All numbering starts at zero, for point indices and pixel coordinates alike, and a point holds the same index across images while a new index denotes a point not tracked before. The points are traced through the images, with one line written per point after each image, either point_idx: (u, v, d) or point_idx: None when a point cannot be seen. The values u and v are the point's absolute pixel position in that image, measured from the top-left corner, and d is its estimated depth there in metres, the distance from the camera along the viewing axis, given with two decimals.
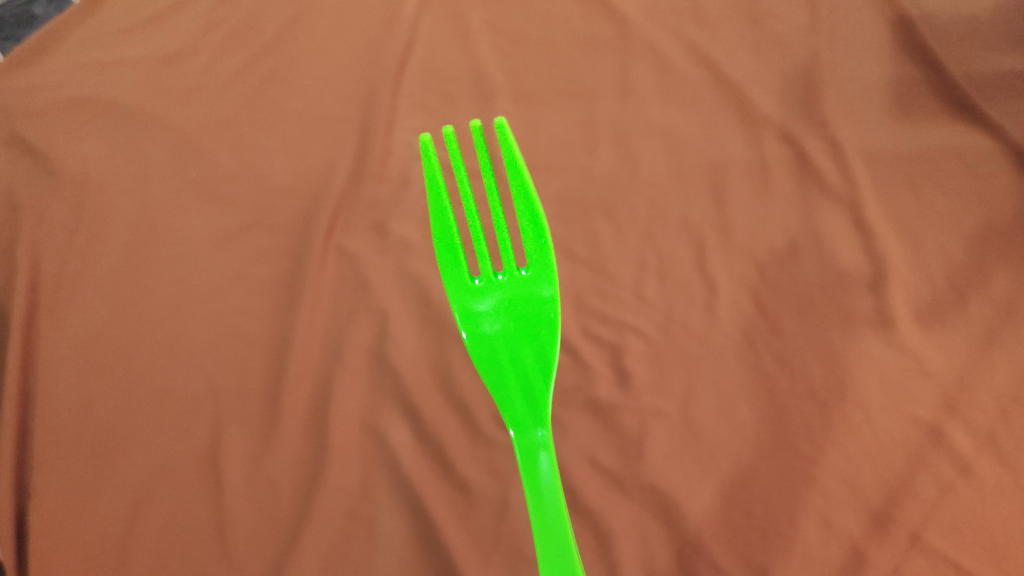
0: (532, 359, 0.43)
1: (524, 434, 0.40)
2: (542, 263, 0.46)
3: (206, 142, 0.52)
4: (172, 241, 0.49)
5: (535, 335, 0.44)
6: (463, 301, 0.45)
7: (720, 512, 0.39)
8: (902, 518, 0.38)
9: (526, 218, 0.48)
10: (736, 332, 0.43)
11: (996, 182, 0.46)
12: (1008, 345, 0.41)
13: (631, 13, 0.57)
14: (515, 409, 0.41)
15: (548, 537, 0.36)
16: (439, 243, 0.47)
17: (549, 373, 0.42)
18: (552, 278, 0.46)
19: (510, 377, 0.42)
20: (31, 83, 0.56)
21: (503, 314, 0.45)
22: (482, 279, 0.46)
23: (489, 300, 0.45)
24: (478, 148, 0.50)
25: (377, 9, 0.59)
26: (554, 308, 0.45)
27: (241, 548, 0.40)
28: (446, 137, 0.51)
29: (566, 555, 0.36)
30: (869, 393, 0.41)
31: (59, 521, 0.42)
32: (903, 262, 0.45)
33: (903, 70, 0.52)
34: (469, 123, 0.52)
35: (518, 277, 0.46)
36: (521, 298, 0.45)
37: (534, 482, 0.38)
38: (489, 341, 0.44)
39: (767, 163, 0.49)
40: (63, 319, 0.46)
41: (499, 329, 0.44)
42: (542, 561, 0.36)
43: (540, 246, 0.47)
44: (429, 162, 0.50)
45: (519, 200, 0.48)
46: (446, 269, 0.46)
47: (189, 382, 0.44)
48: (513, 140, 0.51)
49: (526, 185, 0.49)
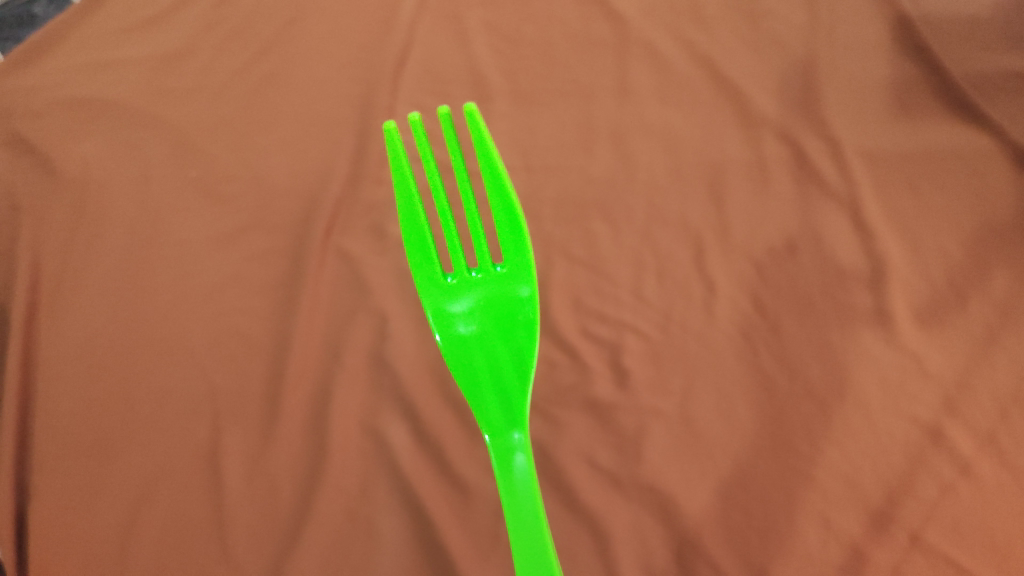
0: (508, 359, 0.43)
1: (499, 437, 0.40)
2: (519, 261, 0.46)
3: (206, 143, 0.53)
4: (171, 241, 0.49)
5: (512, 336, 0.44)
6: (438, 301, 0.45)
7: (719, 512, 0.39)
8: (902, 519, 0.38)
9: (503, 214, 0.48)
10: (735, 331, 0.43)
11: (995, 182, 0.46)
12: (1008, 344, 0.41)
13: (630, 13, 0.56)
14: (489, 413, 0.41)
15: (524, 542, 0.37)
16: (410, 242, 0.47)
17: (526, 374, 0.42)
18: (530, 277, 0.46)
19: (485, 378, 0.42)
20: (32, 83, 0.56)
21: (479, 314, 0.45)
22: (456, 277, 0.46)
23: (465, 300, 0.45)
24: (448, 141, 0.51)
25: (377, 9, 0.59)
26: (532, 308, 0.45)
27: (239, 547, 0.40)
28: (414, 127, 0.51)
29: (542, 557, 0.36)
30: (869, 393, 0.41)
31: (59, 521, 0.42)
32: (902, 262, 0.45)
33: (902, 70, 0.52)
34: (437, 111, 0.52)
35: (493, 274, 0.46)
36: (498, 298, 0.45)
37: (510, 486, 0.38)
38: (464, 342, 0.44)
39: (767, 163, 0.49)
40: (62, 319, 0.46)
41: (475, 330, 0.44)
42: (518, 563, 0.36)
43: (517, 242, 0.47)
44: (395, 157, 0.50)
45: (494, 195, 0.48)
46: (419, 269, 0.46)
47: (187, 381, 0.44)
48: (486, 130, 0.51)
49: (502, 179, 0.49)
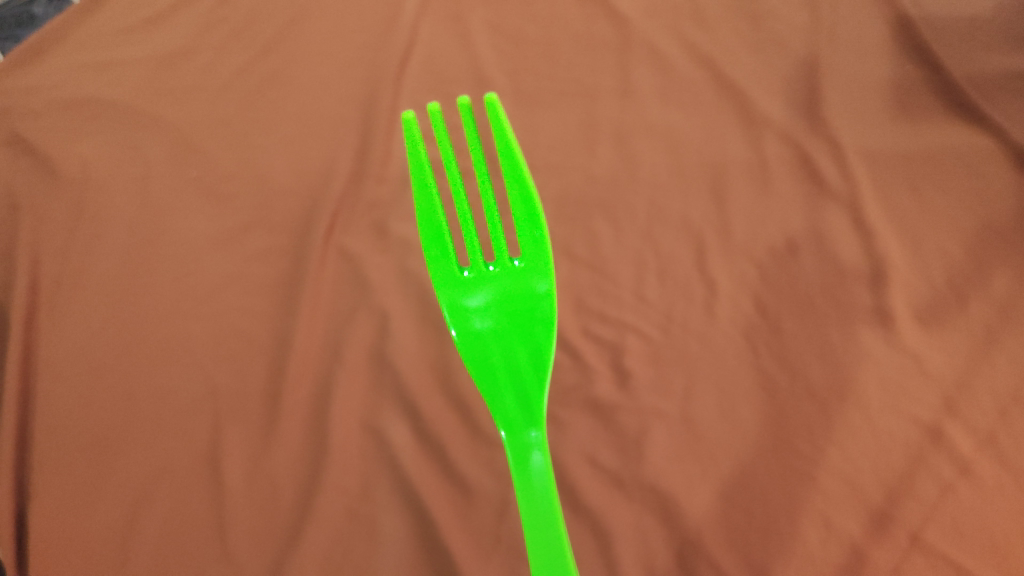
0: (525, 355, 0.43)
1: (516, 435, 0.40)
2: (537, 255, 0.46)
3: (206, 143, 0.52)
4: (174, 241, 0.49)
5: (529, 333, 0.44)
6: (454, 295, 0.45)
7: (720, 513, 0.39)
8: (902, 519, 0.38)
9: (522, 209, 0.48)
10: (735, 332, 0.43)
11: (995, 183, 0.46)
12: (1008, 345, 0.41)
13: (631, 13, 0.57)
14: (506, 410, 0.41)
15: (540, 544, 0.36)
16: (427, 237, 0.47)
17: (544, 371, 0.42)
18: (548, 271, 0.46)
19: (502, 375, 0.42)
20: (32, 83, 0.56)
21: (495, 310, 0.45)
22: (472, 271, 0.46)
23: (481, 295, 0.45)
24: (469, 140, 0.51)
25: (377, 8, 0.59)
26: (549, 303, 0.45)
27: (241, 547, 0.40)
28: (433, 115, 0.52)
29: (559, 561, 0.36)
30: (869, 394, 0.41)
31: (59, 521, 0.42)
32: (902, 262, 0.45)
33: (903, 71, 0.52)
34: (458, 102, 0.53)
35: (510, 268, 0.46)
36: (515, 292, 0.45)
37: (527, 486, 0.38)
38: (480, 337, 0.44)
39: (768, 163, 0.49)
40: (63, 320, 0.46)
41: (491, 326, 0.44)
42: (535, 563, 0.36)
43: (535, 237, 0.47)
44: (413, 143, 0.51)
45: (514, 188, 0.49)
46: (435, 264, 0.46)
47: (189, 381, 0.44)
48: (508, 127, 0.51)
49: (522, 174, 0.49)
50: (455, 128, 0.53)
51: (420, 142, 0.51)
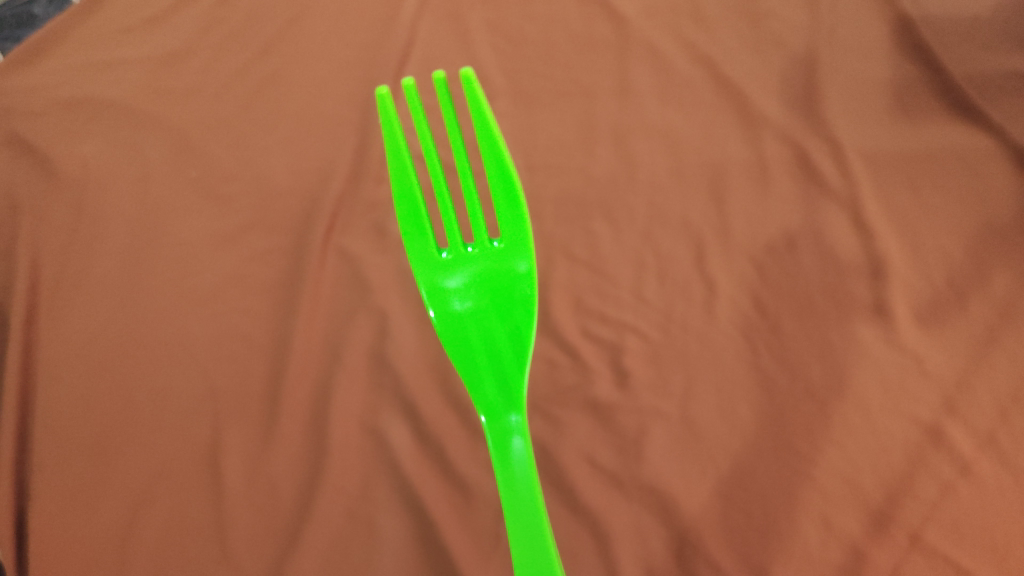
0: (504, 334, 0.44)
1: (496, 420, 0.40)
2: (517, 235, 0.47)
3: (205, 142, 0.52)
4: (173, 241, 0.49)
5: (509, 314, 0.44)
6: (433, 276, 0.46)
7: (720, 513, 0.39)
8: (902, 519, 0.38)
9: (502, 191, 0.48)
10: (735, 332, 0.43)
11: (995, 182, 0.46)
12: (1008, 345, 0.41)
13: (631, 13, 0.56)
14: (486, 394, 0.41)
15: (523, 537, 0.37)
16: (405, 222, 0.48)
17: (524, 352, 0.43)
18: (529, 251, 0.46)
19: (480, 356, 0.43)
20: (32, 83, 0.56)
21: (474, 290, 0.46)
22: (451, 253, 0.47)
23: (460, 276, 0.46)
24: (449, 129, 0.51)
25: (377, 8, 0.59)
26: (529, 284, 0.45)
27: (240, 547, 0.40)
28: (408, 92, 0.53)
29: (544, 555, 0.36)
30: (869, 394, 0.41)
31: (59, 521, 0.42)
32: (901, 261, 0.45)
33: (901, 70, 0.52)
34: (433, 78, 0.54)
35: (490, 249, 0.47)
36: (494, 272, 0.46)
37: (508, 473, 0.39)
38: (459, 319, 0.44)
39: (767, 163, 0.49)
40: (62, 320, 0.47)
41: (471, 307, 0.45)
42: (518, 556, 0.36)
43: (515, 217, 0.47)
44: (391, 131, 0.51)
45: (494, 170, 0.49)
46: (414, 247, 0.47)
47: (187, 381, 0.44)
48: (487, 108, 0.52)
49: (502, 153, 0.50)
50: (438, 123, 0.52)
51: (399, 133, 0.51)
